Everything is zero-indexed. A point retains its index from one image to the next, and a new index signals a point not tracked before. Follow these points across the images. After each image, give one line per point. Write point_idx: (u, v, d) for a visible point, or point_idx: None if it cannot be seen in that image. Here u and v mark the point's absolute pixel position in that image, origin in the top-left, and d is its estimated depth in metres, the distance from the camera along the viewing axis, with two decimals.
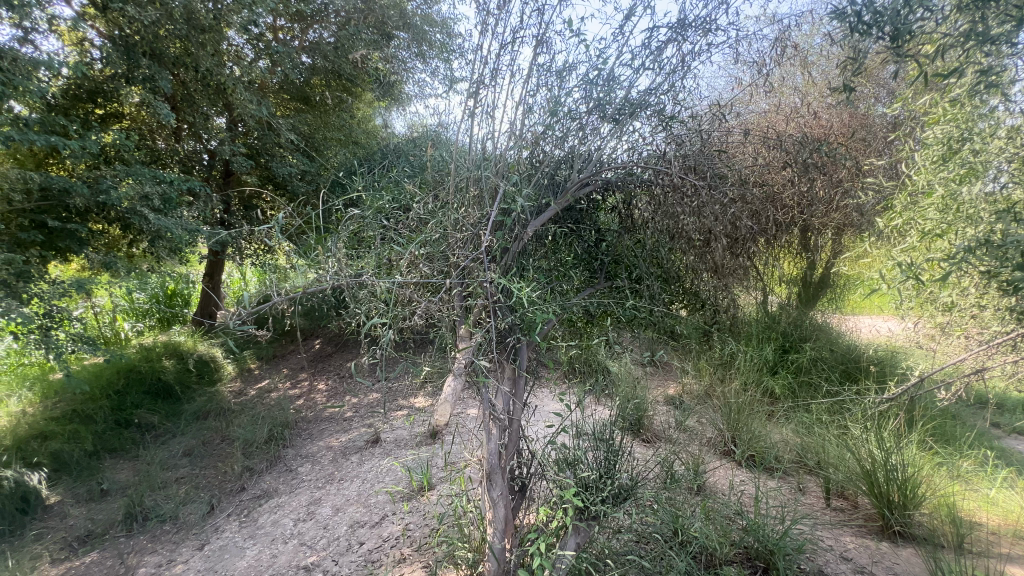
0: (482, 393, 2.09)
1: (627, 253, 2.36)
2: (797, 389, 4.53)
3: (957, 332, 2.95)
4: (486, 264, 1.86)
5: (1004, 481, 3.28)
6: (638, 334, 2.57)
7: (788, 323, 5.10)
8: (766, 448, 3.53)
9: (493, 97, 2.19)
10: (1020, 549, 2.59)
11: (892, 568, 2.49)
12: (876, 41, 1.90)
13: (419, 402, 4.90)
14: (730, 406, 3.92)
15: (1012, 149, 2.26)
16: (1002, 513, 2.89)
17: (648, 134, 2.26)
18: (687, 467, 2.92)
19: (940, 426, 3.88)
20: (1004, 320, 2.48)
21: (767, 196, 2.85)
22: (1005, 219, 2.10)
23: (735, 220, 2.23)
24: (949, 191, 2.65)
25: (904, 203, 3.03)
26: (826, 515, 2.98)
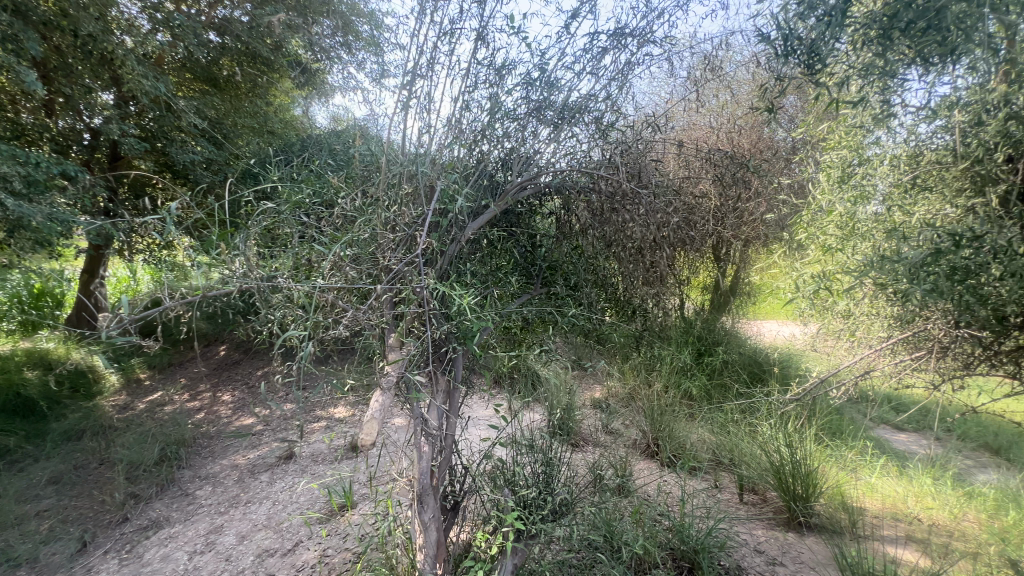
0: (413, 408, 1.94)
1: (564, 259, 2.34)
2: (712, 390, 4.83)
3: (848, 337, 3.27)
4: (421, 268, 1.72)
5: (881, 468, 3.69)
6: (572, 340, 2.56)
7: (703, 327, 5.43)
8: (686, 449, 3.69)
9: (429, 91, 2.06)
10: (898, 530, 2.89)
11: (798, 558, 2.67)
12: (793, 67, 2.01)
13: (339, 412, 4.57)
14: (653, 408, 4.07)
15: (894, 175, 2.55)
16: (881, 498, 3.23)
17: (587, 140, 2.25)
18: (616, 471, 2.96)
19: (830, 422, 4.30)
20: (889, 327, 2.78)
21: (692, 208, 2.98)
22: (896, 237, 2.33)
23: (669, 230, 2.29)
24: (846, 209, 2.91)
25: (807, 220, 3.32)
26: (740, 511, 3.17)
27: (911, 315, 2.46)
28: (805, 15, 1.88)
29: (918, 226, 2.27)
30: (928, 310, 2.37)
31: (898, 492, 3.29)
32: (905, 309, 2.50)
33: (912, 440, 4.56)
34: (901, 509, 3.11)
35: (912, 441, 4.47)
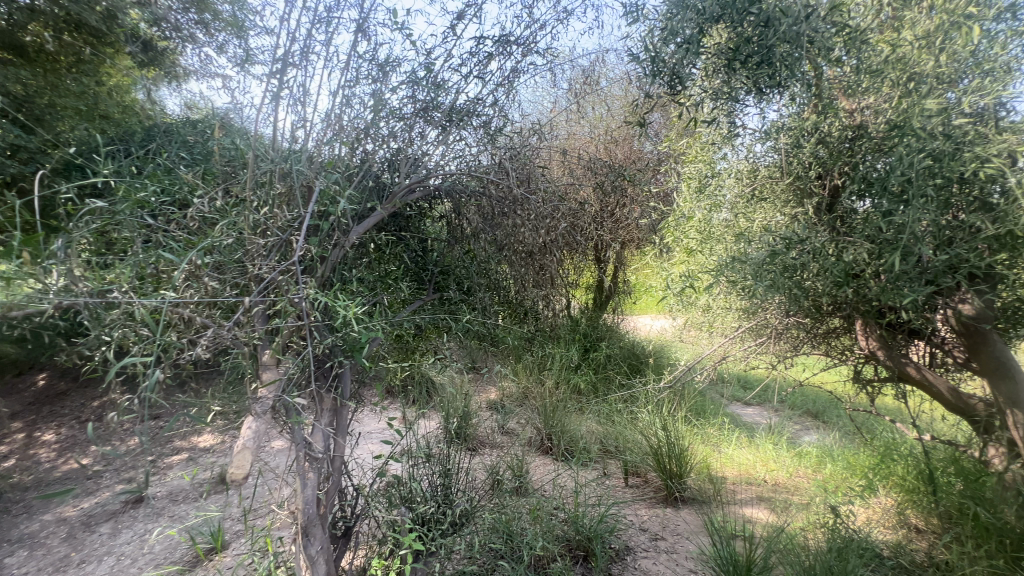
0: (294, 432, 1.77)
1: (456, 264, 2.31)
2: (597, 383, 5.16)
3: (708, 328, 3.68)
4: (299, 278, 1.57)
5: (736, 440, 4.26)
6: (467, 345, 2.54)
7: (588, 324, 5.78)
8: (576, 441, 3.89)
9: (304, 83, 1.89)
10: (750, 492, 3.37)
11: (676, 530, 2.95)
12: (659, 87, 2.22)
13: (204, 441, 4.00)
14: (546, 405, 4.22)
15: (736, 185, 2.90)
16: (737, 466, 3.74)
17: (476, 144, 2.24)
18: (513, 470, 3.00)
19: (696, 403, 4.86)
20: (738, 317, 3.15)
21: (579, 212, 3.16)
22: (742, 240, 2.69)
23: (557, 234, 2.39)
24: (701, 217, 3.27)
25: (673, 226, 3.67)
26: (626, 494, 3.42)
27: (756, 308, 2.86)
28: (667, 40, 2.08)
29: (758, 231, 2.65)
30: (768, 304, 2.75)
31: (749, 459, 3.81)
32: (751, 302, 2.84)
33: (757, 412, 5.35)
34: (752, 474, 3.63)
35: (757, 413, 5.25)
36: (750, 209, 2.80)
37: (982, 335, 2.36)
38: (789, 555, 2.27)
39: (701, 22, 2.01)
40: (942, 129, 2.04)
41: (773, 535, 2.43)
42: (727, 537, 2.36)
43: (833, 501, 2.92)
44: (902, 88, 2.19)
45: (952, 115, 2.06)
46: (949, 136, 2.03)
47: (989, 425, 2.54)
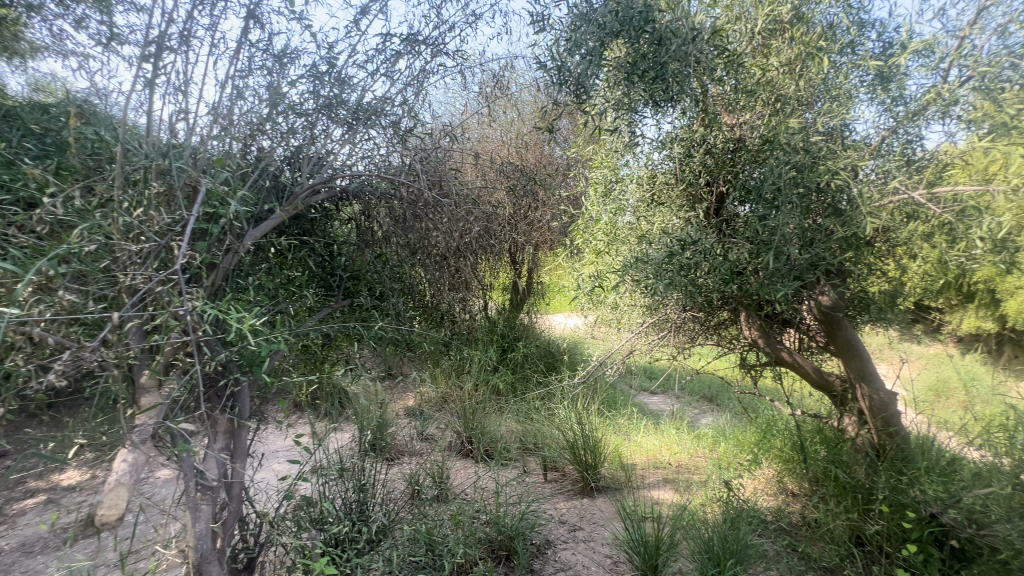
0: (181, 461, 1.58)
1: (368, 268, 2.21)
2: (515, 382, 5.25)
3: (618, 323, 3.76)
4: (184, 288, 1.41)
5: (644, 427, 4.57)
6: (381, 352, 2.46)
7: (505, 325, 5.84)
8: (496, 442, 3.92)
9: (184, 70, 1.69)
10: (656, 475, 3.64)
11: (592, 518, 3.08)
12: (565, 95, 2.32)
13: (67, 479, 3.42)
14: (466, 407, 4.19)
15: (640, 189, 2.99)
16: (645, 452, 4.03)
17: (385, 144, 2.17)
18: (433, 477, 2.95)
19: (607, 395, 5.14)
20: (641, 313, 3.37)
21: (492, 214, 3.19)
22: (643, 241, 2.87)
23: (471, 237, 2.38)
24: (609, 220, 3.29)
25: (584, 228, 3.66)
26: (545, 489, 3.50)
27: (658, 304, 3.09)
28: (572, 51, 2.16)
29: (658, 233, 2.85)
30: (667, 300, 2.98)
31: (655, 445, 4.11)
32: (653, 299, 3.05)
33: (661, 400, 5.79)
34: (659, 458, 3.93)
35: (662, 401, 5.69)
36: (651, 212, 2.96)
37: (835, 322, 2.77)
38: (691, 531, 2.48)
39: (603, 35, 2.13)
40: (803, 144, 2.35)
41: (677, 514, 2.63)
42: (638, 520, 2.51)
43: (726, 476, 3.24)
44: (770, 108, 2.50)
45: (810, 133, 2.38)
46: (808, 151, 2.35)
47: (844, 398, 2.97)
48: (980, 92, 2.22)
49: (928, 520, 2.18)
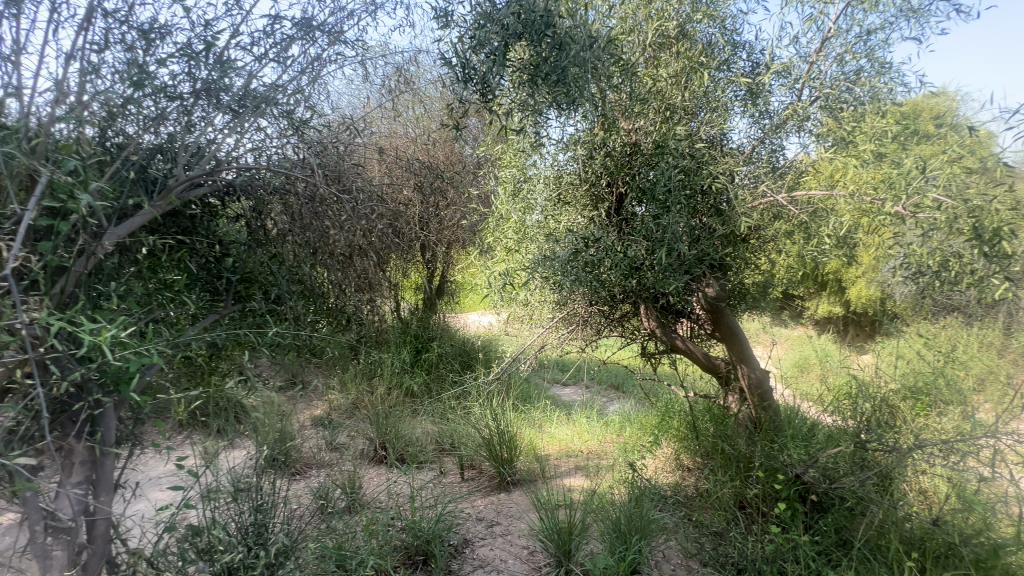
0: (24, 500, 1.36)
1: (260, 270, 2.05)
2: (431, 383, 5.16)
3: (529, 319, 3.77)
4: (21, 299, 1.19)
5: (557, 418, 4.75)
6: (281, 360, 2.28)
7: (418, 325, 5.72)
8: (412, 445, 3.83)
9: (15, 37, 1.43)
10: (569, 463, 3.81)
11: (509, 512, 3.13)
12: (471, 94, 2.30)
13: None
14: (378, 413, 4.02)
15: (547, 189, 3.07)
16: (558, 442, 4.20)
17: (277, 135, 2.01)
18: (344, 488, 2.81)
19: (522, 390, 5.25)
20: (550, 308, 3.49)
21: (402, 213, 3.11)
22: (551, 239, 2.97)
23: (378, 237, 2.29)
24: (518, 218, 3.23)
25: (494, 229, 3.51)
26: (462, 488, 3.49)
27: (566, 299, 3.23)
28: (476, 49, 2.16)
29: (564, 231, 2.96)
30: (575, 295, 3.12)
31: (568, 435, 4.29)
32: (562, 294, 3.17)
33: (573, 391, 6.06)
34: (571, 447, 4.12)
35: (574, 392, 5.95)
36: (559, 211, 3.07)
37: (719, 312, 3.08)
38: (601, 512, 2.59)
39: (506, 36, 2.14)
40: (688, 150, 2.60)
41: (588, 499, 2.74)
42: (552, 509, 2.59)
43: (631, 458, 3.48)
44: (661, 116, 2.72)
45: (694, 140, 2.63)
46: (694, 157, 2.60)
47: (729, 379, 3.32)
48: (826, 110, 2.59)
49: (795, 479, 2.43)
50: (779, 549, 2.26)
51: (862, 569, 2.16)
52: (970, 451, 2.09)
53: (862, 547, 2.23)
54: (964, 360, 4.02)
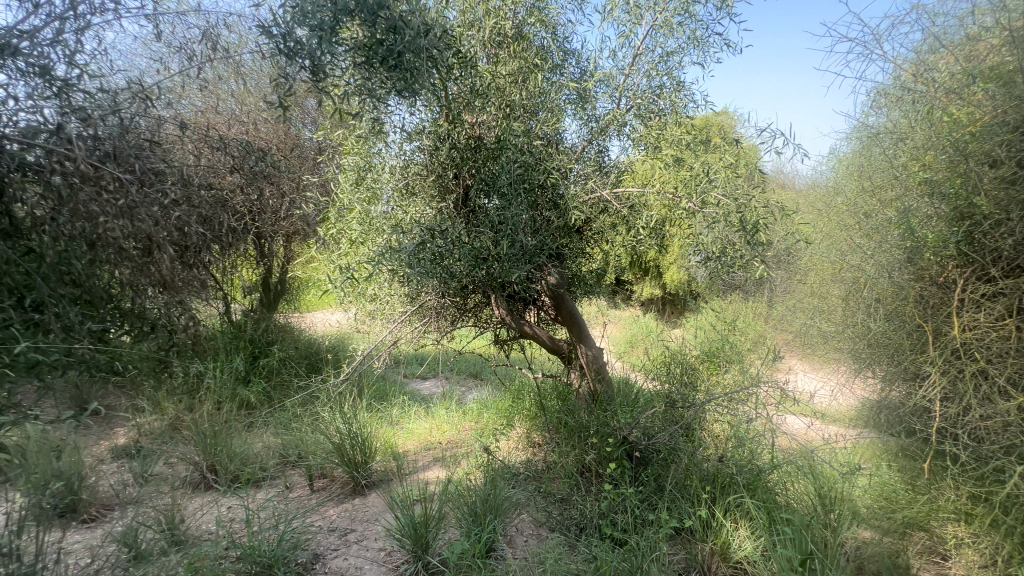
0: None
1: (9, 273, 1.78)
2: (271, 392, 4.61)
3: (380, 315, 3.60)
4: None
5: (415, 412, 4.66)
6: (51, 384, 1.94)
7: (254, 328, 5.07)
8: (249, 463, 3.38)
9: None
10: (428, 457, 3.79)
11: (364, 516, 2.96)
12: (299, 70, 2.08)
13: None
14: (205, 432, 3.42)
15: (393, 180, 2.95)
16: (417, 437, 4.15)
17: (30, 95, 1.80)
18: (155, 527, 2.34)
19: (377, 388, 5.04)
20: (401, 301, 3.39)
21: (214, 199, 2.94)
22: (397, 231, 2.83)
23: (167, 223, 2.21)
24: (362, 209, 3.04)
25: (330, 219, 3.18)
26: (311, 499, 3.19)
27: (416, 291, 3.18)
28: (301, 20, 1.97)
29: (411, 223, 2.85)
30: (425, 287, 3.08)
31: (426, 428, 4.27)
32: (412, 287, 3.11)
33: (433, 384, 6.02)
34: (429, 440, 4.11)
35: (434, 385, 5.90)
36: (407, 203, 2.96)
37: (560, 297, 3.33)
38: (458, 499, 2.62)
39: (338, 10, 1.97)
40: (526, 147, 2.76)
41: (446, 488, 2.76)
42: (408, 505, 2.54)
43: (486, 442, 3.60)
44: (502, 111, 2.84)
45: (531, 137, 2.81)
46: (532, 153, 2.78)
47: (570, 357, 3.62)
48: (639, 118, 2.99)
49: (623, 440, 2.78)
50: (612, 503, 2.57)
51: (673, 507, 2.55)
52: (742, 400, 2.66)
53: (672, 489, 2.61)
54: (742, 327, 5.02)
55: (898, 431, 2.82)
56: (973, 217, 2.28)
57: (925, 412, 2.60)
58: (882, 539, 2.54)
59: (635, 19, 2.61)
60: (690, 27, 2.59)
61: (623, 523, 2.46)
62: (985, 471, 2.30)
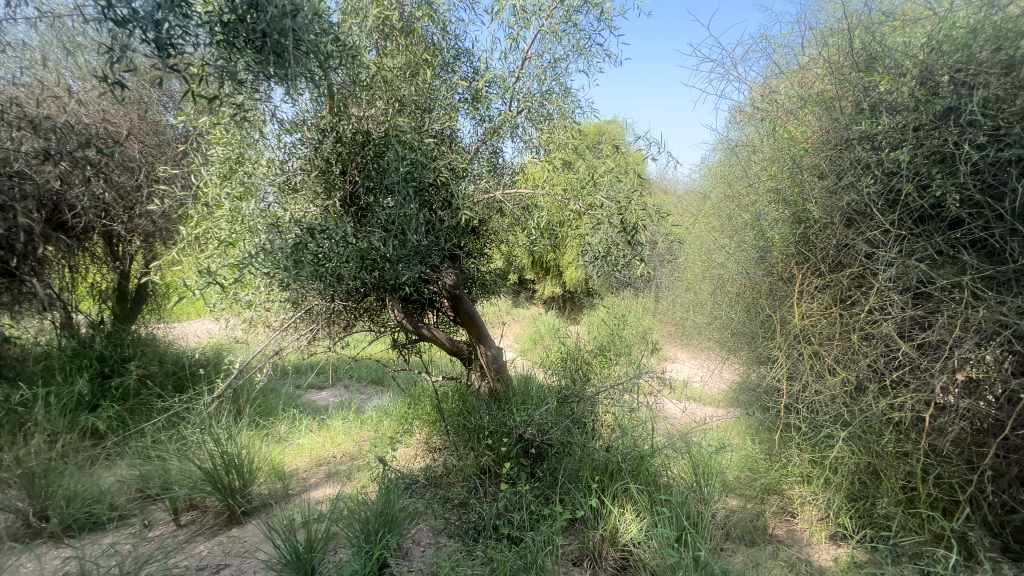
0: None
1: None
2: (129, 417, 3.91)
3: (259, 323, 3.27)
4: None
5: (306, 426, 4.32)
6: None
7: (104, 343, 4.30)
8: (92, 503, 2.86)
9: None
10: (318, 473, 3.52)
11: (242, 548, 2.64)
12: (141, 43, 1.72)
13: None
14: (31, 471, 2.85)
15: (270, 174, 2.70)
16: (307, 453, 3.85)
17: None
18: None
19: (261, 403, 4.59)
20: (283, 307, 3.10)
21: None
22: (273, 229, 2.54)
23: None
24: (232, 205, 2.72)
25: (195, 215, 2.78)
26: (176, 537, 2.77)
27: (298, 296, 2.93)
28: None
29: (290, 221, 2.57)
30: (310, 291, 2.84)
31: (317, 443, 3.98)
32: (294, 292, 2.86)
33: (331, 393, 5.62)
34: (321, 454, 3.83)
35: (330, 394, 5.52)
36: (288, 200, 2.72)
37: (458, 298, 3.28)
38: (350, 516, 2.45)
39: None
40: (416, 144, 2.67)
41: (337, 506, 2.57)
42: (292, 529, 2.31)
43: (381, 453, 3.45)
44: (391, 106, 2.72)
45: (422, 134, 2.74)
46: (423, 151, 2.70)
47: (470, 358, 3.58)
48: (529, 121, 3.05)
49: (519, 438, 2.80)
50: (508, 502, 2.59)
51: (566, 498, 2.64)
52: (626, 389, 2.88)
53: (566, 481, 2.70)
54: (631, 321, 5.39)
55: (759, 407, 3.18)
56: (806, 221, 2.64)
57: (776, 389, 2.98)
58: (745, 506, 2.85)
59: (522, 23, 2.65)
60: (574, 36, 2.70)
61: (519, 521, 2.48)
62: (819, 440, 2.67)
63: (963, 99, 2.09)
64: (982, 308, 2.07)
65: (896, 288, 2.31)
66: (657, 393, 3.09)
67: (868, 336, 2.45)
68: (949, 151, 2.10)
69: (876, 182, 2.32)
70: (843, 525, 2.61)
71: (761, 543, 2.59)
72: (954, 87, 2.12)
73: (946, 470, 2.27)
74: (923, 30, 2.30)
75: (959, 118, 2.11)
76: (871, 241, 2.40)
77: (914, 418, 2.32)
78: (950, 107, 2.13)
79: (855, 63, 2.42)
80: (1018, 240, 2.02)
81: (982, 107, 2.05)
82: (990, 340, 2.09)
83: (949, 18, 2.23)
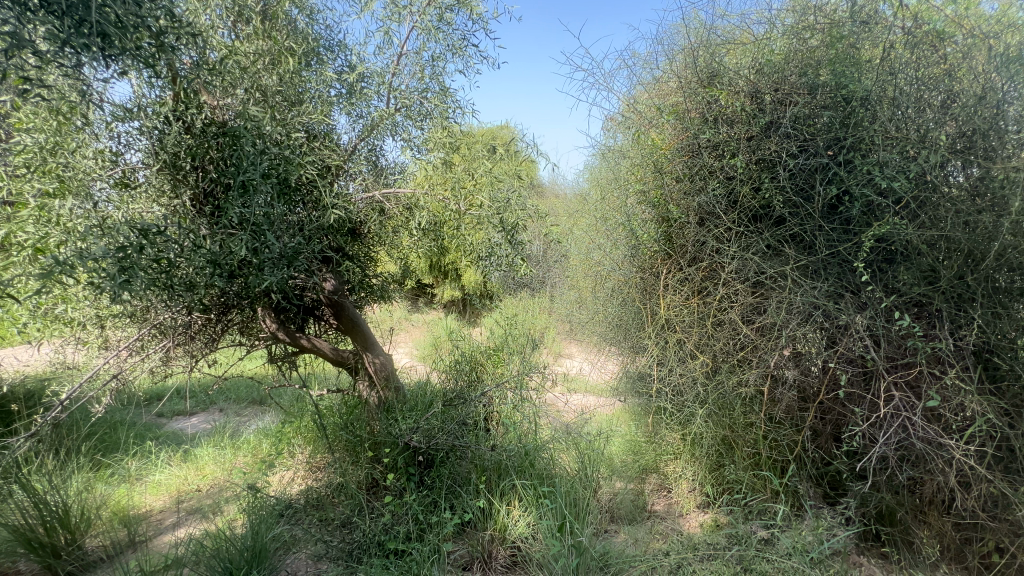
0: None
1: None
2: None
3: (88, 344, 2.76)
4: None
5: (164, 459, 3.75)
6: None
7: None
8: None
9: None
10: (178, 511, 3.08)
11: None
12: None
13: None
14: None
15: (100, 168, 2.31)
16: (165, 489, 3.35)
17: None
18: None
19: (103, 438, 3.89)
20: (123, 322, 2.65)
21: None
22: (93, 231, 2.13)
23: None
24: (40, 201, 2.20)
25: None
26: None
27: (139, 309, 2.51)
28: None
29: (120, 220, 2.19)
30: (153, 304, 2.45)
31: (178, 476, 3.48)
32: (133, 304, 2.45)
33: (201, 418, 4.96)
34: (183, 489, 3.35)
35: (200, 420, 4.86)
36: (123, 198, 2.36)
37: (339, 305, 3.07)
38: (209, 555, 2.17)
39: None
40: (280, 138, 2.46)
41: (195, 547, 2.26)
42: None
43: (256, 480, 3.11)
44: (250, 94, 2.47)
45: (289, 128, 2.53)
46: (289, 144, 2.49)
47: (355, 367, 3.35)
48: (409, 119, 2.96)
49: (406, 446, 2.71)
50: (395, 514, 2.48)
51: (456, 502, 2.61)
52: (515, 386, 2.93)
53: (456, 486, 2.66)
54: (523, 320, 5.49)
55: (639, 394, 3.40)
56: (668, 220, 2.90)
57: (650, 376, 3.22)
58: (628, 486, 3.04)
59: (395, 17, 2.58)
60: (449, 34, 2.68)
61: (407, 534, 2.39)
62: (684, 419, 2.94)
63: (779, 115, 2.47)
64: (801, 293, 2.44)
65: (738, 278, 2.63)
66: (544, 388, 3.18)
67: (719, 322, 2.76)
68: (772, 159, 2.45)
69: (718, 185, 2.63)
70: (707, 493, 2.91)
71: (640, 520, 2.79)
72: (774, 105, 2.49)
73: (780, 434, 2.63)
74: (749, 54, 2.68)
75: (778, 131, 2.48)
76: (719, 237, 2.71)
77: (756, 391, 2.66)
78: (770, 121, 2.50)
79: (700, 79, 2.72)
80: (824, 234, 2.41)
81: (794, 123, 2.43)
82: (808, 320, 2.46)
83: (770, 46, 2.60)
